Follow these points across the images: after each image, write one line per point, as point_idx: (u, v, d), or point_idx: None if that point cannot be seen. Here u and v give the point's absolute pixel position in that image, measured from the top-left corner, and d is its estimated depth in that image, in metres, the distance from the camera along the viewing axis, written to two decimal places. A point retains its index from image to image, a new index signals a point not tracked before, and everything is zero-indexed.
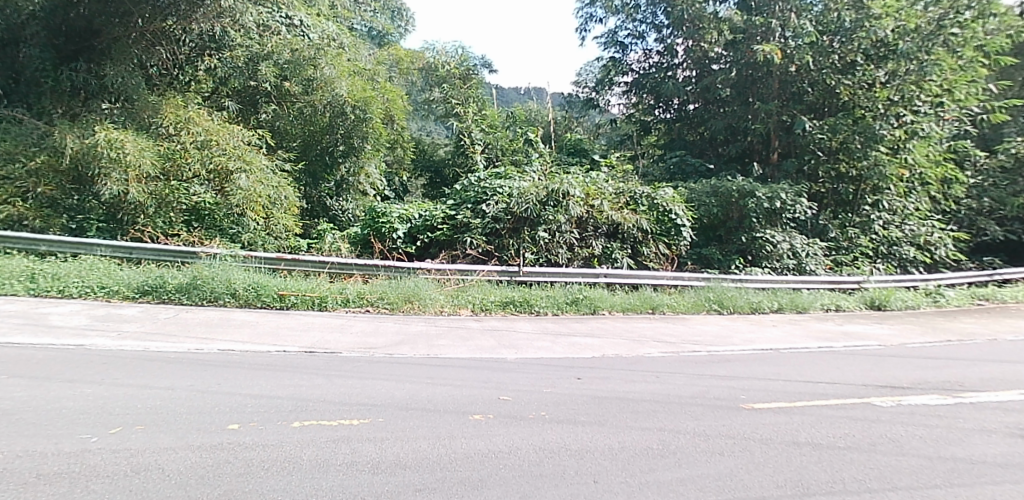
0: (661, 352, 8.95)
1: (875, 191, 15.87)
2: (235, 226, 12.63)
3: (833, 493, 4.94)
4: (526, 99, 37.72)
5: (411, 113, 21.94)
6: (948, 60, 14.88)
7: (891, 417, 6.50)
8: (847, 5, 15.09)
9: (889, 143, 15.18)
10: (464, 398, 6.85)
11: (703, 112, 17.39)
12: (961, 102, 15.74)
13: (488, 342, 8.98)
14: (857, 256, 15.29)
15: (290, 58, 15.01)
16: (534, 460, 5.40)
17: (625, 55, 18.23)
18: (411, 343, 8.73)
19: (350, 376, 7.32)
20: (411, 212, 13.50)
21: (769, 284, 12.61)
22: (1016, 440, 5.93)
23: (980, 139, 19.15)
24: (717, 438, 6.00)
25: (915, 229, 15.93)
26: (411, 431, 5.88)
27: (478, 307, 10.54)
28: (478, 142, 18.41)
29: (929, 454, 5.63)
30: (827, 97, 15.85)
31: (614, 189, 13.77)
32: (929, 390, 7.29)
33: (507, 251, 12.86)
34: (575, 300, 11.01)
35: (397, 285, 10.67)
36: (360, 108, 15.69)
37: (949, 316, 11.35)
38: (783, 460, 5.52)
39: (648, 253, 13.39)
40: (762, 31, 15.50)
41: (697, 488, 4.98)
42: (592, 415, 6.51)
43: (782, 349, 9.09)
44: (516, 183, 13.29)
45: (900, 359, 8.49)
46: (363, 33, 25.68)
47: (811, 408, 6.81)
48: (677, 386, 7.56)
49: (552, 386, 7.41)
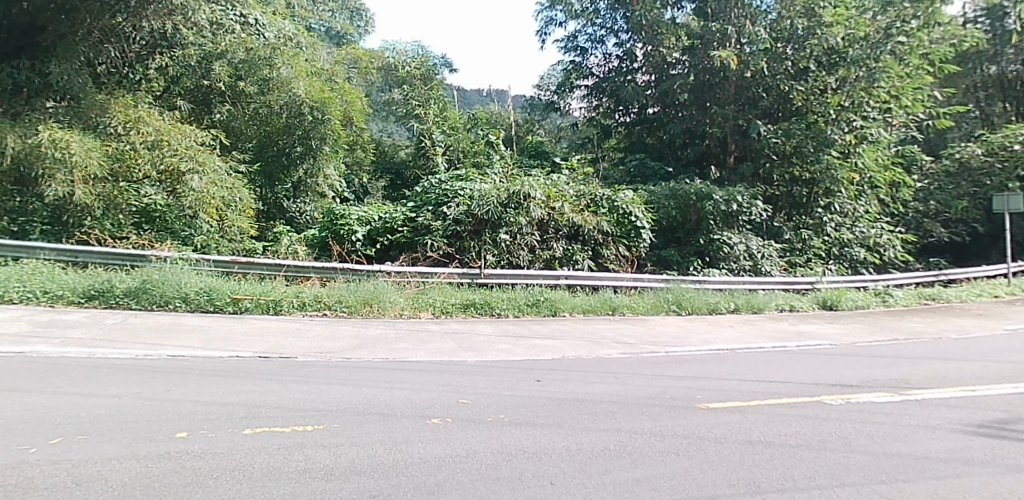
0: (621, 353, 9.03)
1: (827, 194, 16.31)
2: (187, 229, 12.43)
3: (784, 491, 5.02)
4: (487, 101, 37.86)
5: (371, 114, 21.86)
6: (895, 67, 15.34)
7: (840, 415, 6.67)
8: (800, 12, 15.54)
9: (840, 147, 15.67)
10: (423, 402, 6.80)
11: (662, 116, 17.40)
12: (908, 108, 16.31)
13: (447, 345, 8.94)
14: (811, 257, 15.73)
15: (244, 58, 14.79)
16: (491, 464, 5.37)
17: (585, 59, 18.31)
18: (370, 347, 8.64)
19: (306, 381, 7.21)
20: (371, 214, 13.39)
21: (727, 285, 12.86)
22: (959, 435, 6.12)
23: (926, 146, 20.95)
24: (672, 438, 6.06)
25: (865, 231, 16.42)
26: (366, 436, 5.81)
27: (438, 310, 10.47)
28: (440, 143, 18.43)
29: (876, 451, 5.78)
30: (781, 103, 16.16)
31: (574, 191, 13.78)
32: (877, 388, 7.49)
33: (469, 253, 12.80)
34: (536, 302, 11.03)
35: (356, 288, 10.55)
36: (318, 109, 15.53)
37: (897, 316, 11.69)
38: (735, 459, 5.61)
39: (609, 255, 13.50)
40: (718, 37, 15.69)
41: (652, 488, 5.02)
42: (549, 417, 6.52)
43: (738, 349, 9.25)
44: (477, 186, 13.25)
45: (850, 358, 8.71)
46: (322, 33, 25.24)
47: (763, 407, 6.94)
48: (634, 387, 7.63)
49: (510, 388, 7.40)
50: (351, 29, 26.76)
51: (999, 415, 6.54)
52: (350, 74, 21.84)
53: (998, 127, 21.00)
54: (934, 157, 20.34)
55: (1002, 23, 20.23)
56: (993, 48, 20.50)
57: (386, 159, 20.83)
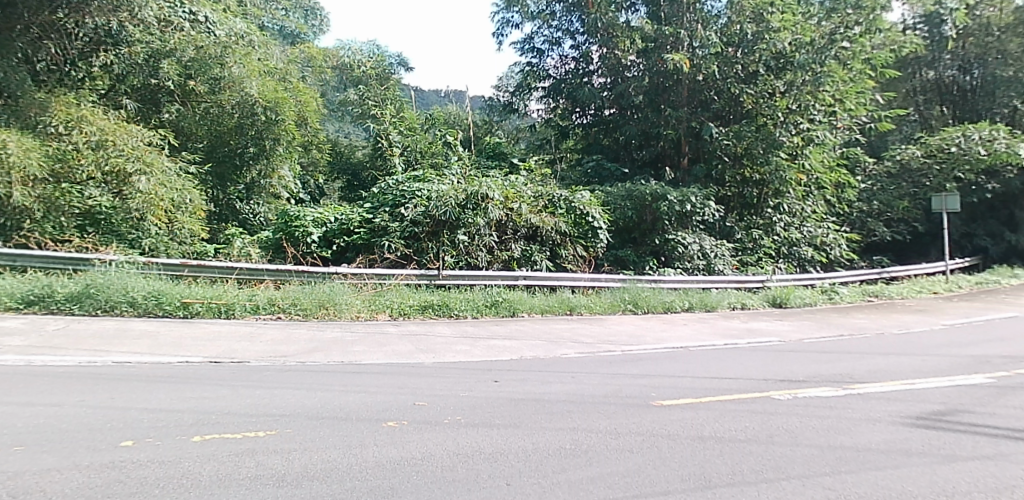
0: (578, 352, 9.13)
1: (777, 194, 16.73)
2: (135, 232, 12.08)
3: (733, 485, 5.15)
4: (445, 101, 37.88)
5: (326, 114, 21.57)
6: (840, 72, 15.86)
7: (787, 410, 6.87)
8: (749, 18, 15.85)
9: (788, 149, 16.09)
10: (379, 405, 6.76)
11: (619, 117, 17.56)
12: (852, 111, 16.89)
13: (405, 347, 8.90)
14: (761, 256, 16.16)
15: (194, 56, 14.33)
16: (447, 465, 5.38)
17: (542, 60, 18.41)
18: (325, 350, 8.55)
19: (259, 386, 7.10)
20: (326, 215, 13.28)
21: (681, 284, 13.13)
22: (899, 427, 6.36)
23: (868, 147, 21.94)
24: (625, 436, 6.15)
25: (812, 231, 16.94)
26: (320, 441, 5.75)
27: (396, 312, 10.40)
28: (396, 144, 18.31)
29: (821, 444, 5.97)
30: (732, 105, 16.53)
31: (532, 193, 13.87)
32: (823, 383, 7.74)
33: (427, 254, 12.80)
34: (495, 303, 11.06)
35: (312, 291, 10.42)
36: (271, 109, 15.46)
37: (843, 312, 12.08)
38: (687, 455, 5.73)
39: (567, 255, 13.62)
40: (671, 40, 15.88)
41: (606, 485, 5.09)
42: (506, 417, 6.55)
43: (692, 347, 9.44)
44: (435, 186, 13.22)
45: (798, 354, 8.97)
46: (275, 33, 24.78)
47: (715, 404, 7.10)
48: (590, 386, 7.71)
49: (468, 390, 7.41)
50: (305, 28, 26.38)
51: (937, 407, 6.82)
52: (304, 73, 21.49)
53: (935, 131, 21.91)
54: (877, 157, 21.42)
55: (938, 31, 20.81)
56: (931, 54, 21.46)
57: (343, 160, 20.62)
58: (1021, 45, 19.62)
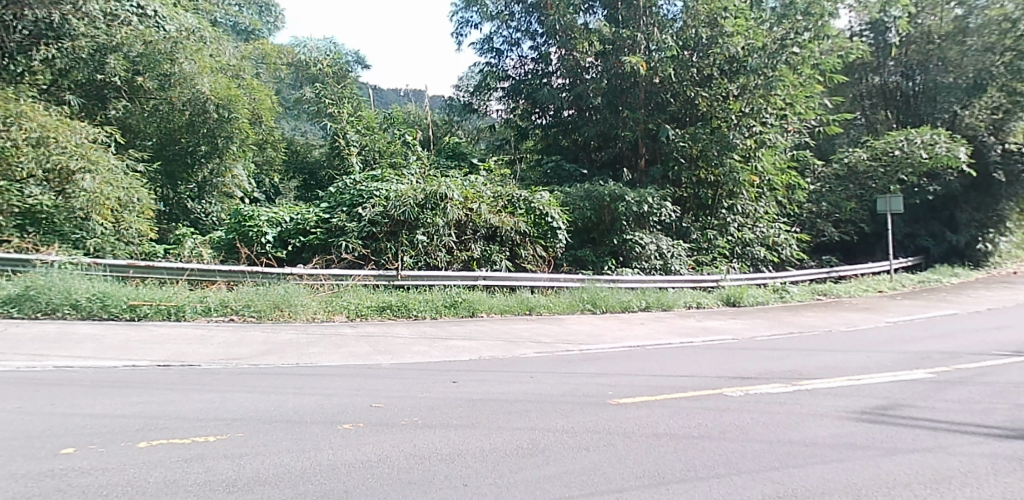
0: (537, 352, 9.17)
1: (731, 196, 17.10)
2: (79, 232, 11.58)
3: (685, 480, 5.24)
4: (404, 100, 37.72)
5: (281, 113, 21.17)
6: (790, 76, 16.27)
7: (739, 406, 7.03)
8: (704, 22, 16.21)
9: (742, 151, 16.44)
10: (334, 408, 6.67)
11: (578, 119, 17.65)
12: (801, 115, 17.37)
13: (362, 349, 8.81)
14: (716, 256, 16.55)
15: (143, 51, 13.93)
16: (403, 467, 5.34)
17: (501, 61, 18.43)
18: (280, 352, 8.40)
19: (210, 389, 6.94)
20: (281, 215, 13.12)
21: (638, 284, 13.30)
22: (845, 421, 6.56)
23: (817, 149, 22.57)
24: (582, 435, 6.20)
25: (765, 231, 17.37)
26: (273, 445, 5.65)
27: (353, 313, 10.29)
28: (354, 143, 18.11)
29: (771, 439, 6.12)
30: (687, 108, 16.82)
31: (492, 193, 13.87)
32: (774, 380, 7.93)
33: (385, 254, 12.67)
34: (454, 304, 11.02)
35: (266, 292, 10.23)
36: (225, 107, 15.14)
37: (794, 311, 12.42)
38: (642, 452, 5.80)
39: (526, 255, 13.66)
40: (629, 44, 16.13)
41: (562, 484, 5.11)
42: (463, 418, 6.54)
43: (648, 345, 9.58)
44: (393, 186, 13.15)
45: (751, 352, 9.18)
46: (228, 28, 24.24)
47: (669, 401, 7.22)
48: (548, 385, 7.75)
49: (425, 390, 7.39)
50: (260, 24, 25.89)
51: (880, 401, 7.06)
52: (258, 70, 21.07)
53: (880, 135, 22.83)
54: (825, 160, 22.14)
55: (883, 38, 21.48)
56: (876, 60, 22.17)
57: (298, 158, 20.25)
58: (960, 53, 20.41)
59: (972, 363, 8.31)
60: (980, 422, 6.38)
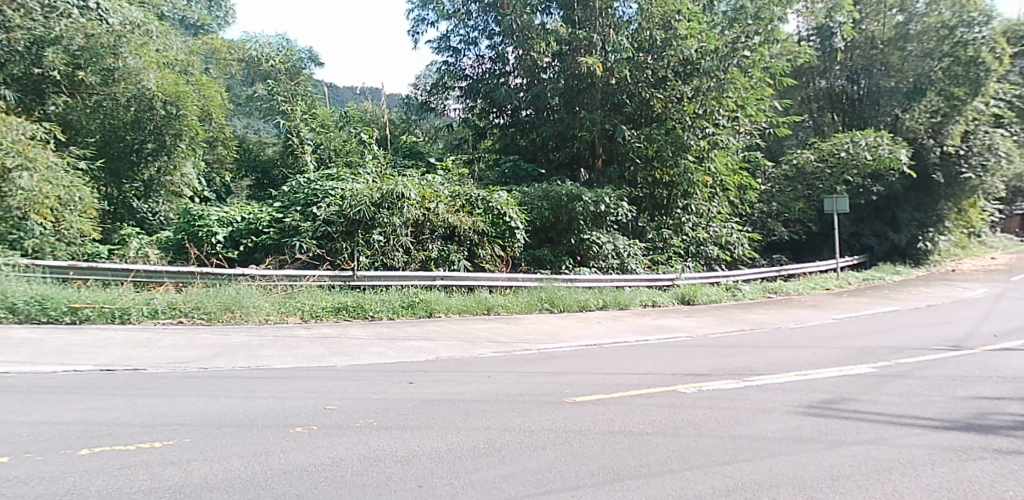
0: (495, 351, 9.17)
1: (685, 196, 17.43)
2: (15, 232, 11.06)
3: (639, 477, 5.30)
4: (359, 98, 37.33)
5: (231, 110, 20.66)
6: (741, 79, 16.67)
7: (692, 403, 7.15)
8: (658, 25, 16.44)
9: (695, 152, 16.77)
10: (287, 411, 6.55)
11: (535, 118, 17.72)
12: (752, 116, 17.78)
13: (316, 350, 8.67)
14: (671, 255, 16.82)
15: (84, 45, 13.47)
16: (358, 470, 5.28)
17: (458, 60, 18.33)
18: (231, 355, 8.21)
19: (157, 394, 6.74)
20: (232, 215, 12.89)
21: (596, 283, 13.44)
22: (793, 415, 6.74)
23: (767, 151, 23.10)
24: (538, 433, 6.23)
25: (718, 231, 17.75)
26: (222, 450, 5.51)
27: (308, 314, 10.13)
28: (308, 142, 17.83)
29: (722, 434, 6.24)
30: (642, 109, 17.03)
31: (449, 192, 13.80)
32: (727, 376, 8.10)
33: (341, 255, 12.50)
34: (411, 304, 10.94)
35: (216, 294, 9.99)
36: (172, 104, 14.82)
37: (746, 308, 12.71)
38: (597, 449, 5.85)
39: (484, 255, 13.63)
40: (585, 44, 16.43)
41: (518, 483, 5.12)
42: (418, 419, 6.49)
43: (605, 344, 9.67)
44: (348, 186, 13.01)
45: (704, 349, 9.35)
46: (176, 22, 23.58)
47: (625, 399, 7.30)
48: (504, 385, 7.76)
49: (380, 392, 7.30)
50: (210, 19, 25.29)
51: (827, 396, 7.28)
52: (207, 65, 20.52)
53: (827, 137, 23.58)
54: (775, 161, 22.76)
55: (829, 43, 22.34)
56: (821, 64, 23.03)
57: (251, 157, 19.92)
58: (901, 58, 21.16)
59: (911, 358, 8.65)
60: (920, 414, 6.63)
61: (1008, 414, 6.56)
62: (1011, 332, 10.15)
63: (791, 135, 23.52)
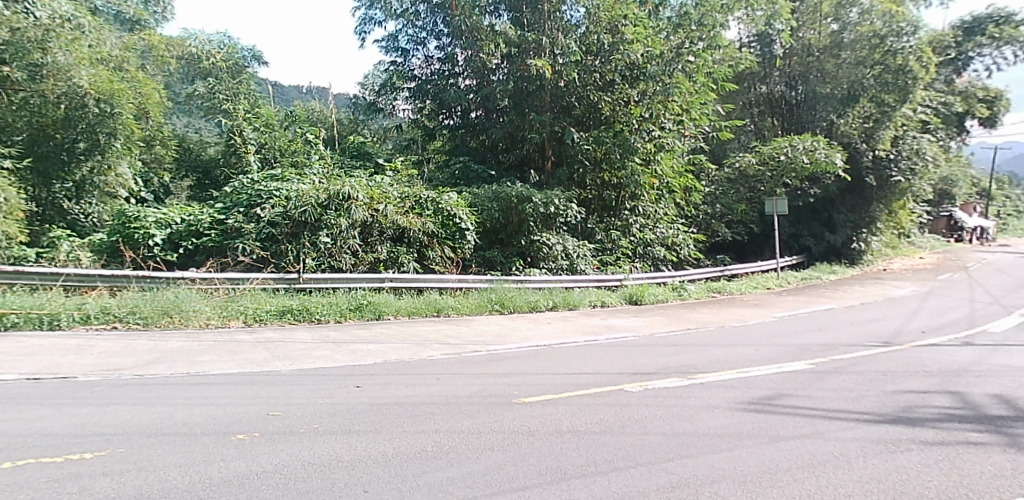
0: (444, 353, 9.12)
1: (633, 197, 17.73)
2: None
3: (585, 476, 5.35)
4: (306, 97, 36.61)
5: (170, 108, 20.01)
6: (686, 83, 17.08)
7: (639, 401, 7.26)
8: (605, 29, 16.66)
9: (642, 155, 17.09)
10: (228, 417, 6.37)
11: (485, 120, 17.74)
12: (696, 120, 18.20)
13: (260, 355, 8.46)
14: (619, 256, 17.10)
15: (9, 39, 12.98)
16: (302, 476, 5.18)
17: (407, 60, 18.18)
18: (169, 361, 7.94)
19: (88, 403, 6.46)
20: (171, 216, 12.50)
21: (546, 283, 13.54)
22: (734, 412, 6.92)
23: (711, 154, 23.73)
24: (486, 435, 6.22)
25: (665, 232, 18.09)
26: (158, 460, 5.32)
27: (251, 318, 9.88)
28: (252, 142, 17.45)
29: (667, 432, 6.36)
30: (591, 112, 17.26)
31: (399, 194, 13.66)
32: (672, 375, 8.25)
33: (286, 257, 12.23)
34: (359, 306, 10.80)
35: (154, 298, 9.67)
36: (106, 101, 14.07)
37: (692, 308, 13.00)
38: (545, 450, 5.88)
39: (434, 256, 13.59)
40: (534, 47, 16.37)
41: (466, 485, 5.10)
42: (365, 424, 6.40)
43: (554, 344, 9.74)
44: (294, 186, 12.75)
45: (651, 348, 9.51)
46: (111, 17, 22.68)
47: (573, 399, 7.36)
48: (453, 387, 7.72)
49: (326, 397, 7.17)
50: (147, 14, 24.37)
51: (767, 392, 7.50)
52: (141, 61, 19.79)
53: (768, 141, 24.30)
54: (718, 164, 23.44)
55: (768, 50, 23.13)
56: (762, 71, 23.66)
57: (191, 157, 19.36)
58: (836, 66, 21.89)
59: (846, 354, 8.99)
60: (854, 408, 6.90)
61: (935, 407, 6.88)
62: (937, 328, 10.68)
63: (734, 138, 24.11)
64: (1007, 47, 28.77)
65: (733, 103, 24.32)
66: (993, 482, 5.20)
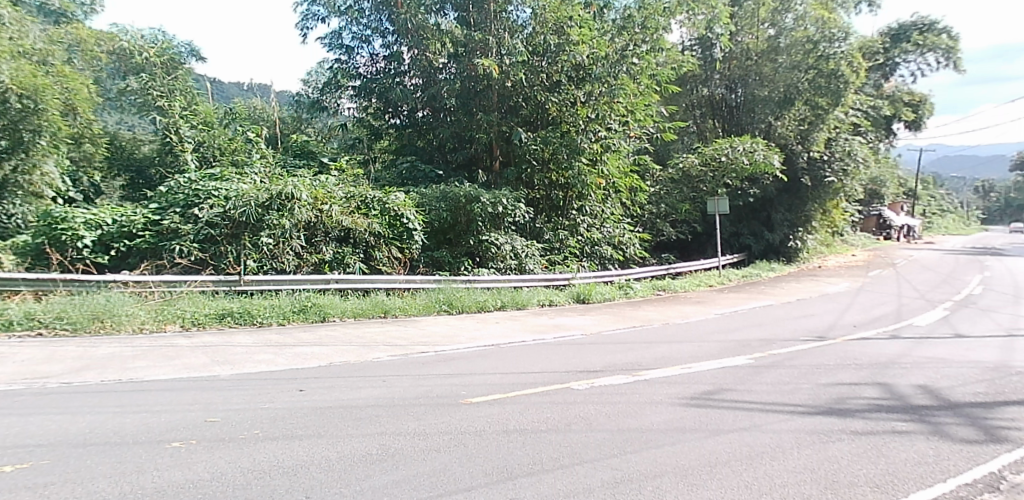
0: (390, 355, 9.01)
1: (580, 197, 17.91)
2: None
3: (531, 474, 5.37)
4: (249, 94, 35.80)
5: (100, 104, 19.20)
6: (630, 85, 17.37)
7: (585, 399, 7.33)
8: (551, 30, 16.80)
9: (589, 155, 17.29)
10: (163, 425, 6.14)
11: (432, 119, 17.65)
12: (641, 121, 18.53)
13: (198, 360, 8.19)
14: (567, 256, 17.29)
15: None
16: (240, 483, 5.03)
17: (352, 58, 17.89)
18: (101, 368, 7.61)
19: (10, 414, 6.13)
20: (102, 216, 11.99)
21: (495, 283, 13.55)
22: (677, 407, 7.05)
23: (655, 154, 24.20)
24: (433, 436, 6.18)
25: (611, 231, 18.33)
26: (86, 471, 5.09)
27: (188, 322, 9.56)
28: (188, 140, 16.89)
29: (612, 428, 6.44)
30: (538, 112, 17.30)
31: (344, 193, 13.41)
32: (618, 372, 8.36)
33: (225, 258, 11.93)
34: (303, 309, 10.57)
35: (83, 302, 9.26)
36: (29, 97, 13.42)
37: (637, 306, 13.22)
38: (491, 449, 5.88)
39: (381, 257, 13.41)
40: (481, 46, 16.38)
41: (411, 488, 5.05)
42: (308, 428, 6.26)
43: (502, 344, 9.74)
44: (234, 186, 12.46)
45: (597, 346, 9.62)
46: (35, 8, 21.53)
47: (520, 398, 7.38)
48: (399, 389, 7.63)
49: (267, 401, 6.98)
50: (74, 6, 23.20)
51: (709, 387, 7.68)
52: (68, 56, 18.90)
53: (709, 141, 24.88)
54: (662, 164, 23.91)
55: (709, 53, 23.76)
56: (703, 73, 24.25)
57: (123, 155, 18.60)
58: (773, 69, 22.68)
59: (784, 348, 9.29)
60: (790, 401, 7.13)
61: (864, 398, 7.18)
62: (868, 323, 11.16)
63: (677, 140, 24.63)
64: (930, 54, 30.30)
65: (676, 105, 24.89)
66: (918, 468, 5.45)
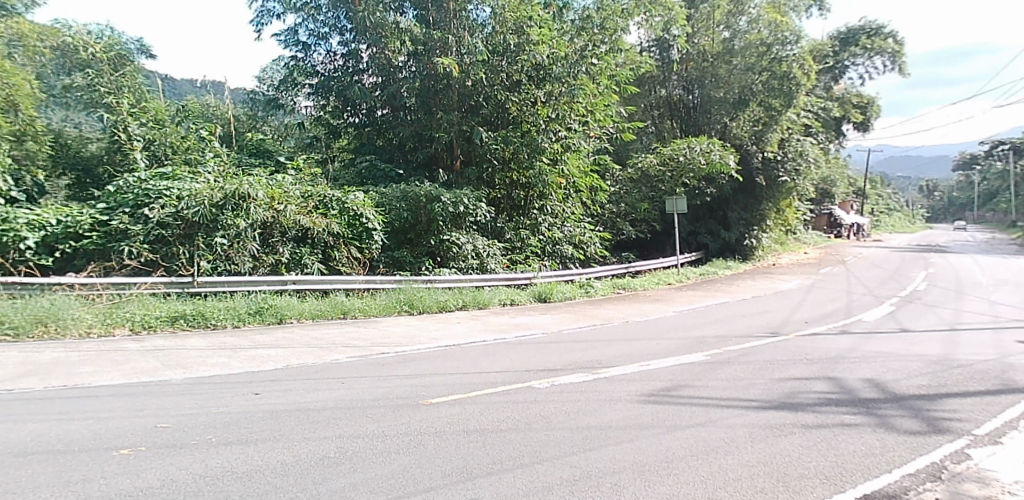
0: (349, 356, 8.90)
1: (541, 197, 18.00)
2: None
3: (490, 474, 5.36)
4: (201, 92, 34.88)
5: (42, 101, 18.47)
6: (589, 85, 17.54)
7: (545, 398, 7.35)
8: (511, 29, 16.76)
9: (549, 154, 17.38)
10: (111, 432, 5.94)
11: (391, 118, 17.52)
12: (601, 121, 18.73)
13: (148, 364, 7.95)
14: (529, 255, 17.35)
15: None
16: (192, 490, 4.91)
17: (308, 55, 17.54)
18: (45, 374, 7.33)
19: None
20: (46, 216, 11.50)
21: (455, 282, 13.51)
22: (635, 404, 7.12)
23: (614, 154, 24.43)
24: (392, 438, 6.12)
25: (572, 230, 18.44)
26: (27, 482, 4.90)
27: (138, 326, 9.29)
28: (138, 138, 16.38)
29: (571, 426, 6.47)
30: (499, 112, 17.35)
31: (300, 193, 13.20)
32: (577, 370, 8.40)
33: (178, 260, 11.68)
34: (259, 310, 10.38)
35: (26, 307, 8.93)
36: None
37: (597, 304, 13.34)
38: (450, 450, 5.85)
39: (340, 257, 13.28)
40: (440, 45, 16.31)
41: (369, 491, 4.99)
42: (263, 432, 6.14)
43: (463, 344, 9.71)
44: (186, 185, 12.15)
45: (558, 345, 9.66)
46: None
47: (480, 397, 7.36)
48: (357, 391, 7.54)
49: (221, 405, 6.82)
50: None
51: (667, 384, 7.78)
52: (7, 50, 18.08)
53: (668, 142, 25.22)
54: (621, 164, 24.15)
55: (666, 54, 24.09)
56: (661, 74, 24.58)
57: (69, 153, 17.82)
58: (728, 71, 22.95)
59: (739, 345, 9.47)
60: (745, 396, 7.27)
61: (815, 392, 7.37)
62: (819, 319, 11.46)
63: (636, 139, 24.93)
64: (877, 58, 31.25)
65: (634, 105, 25.17)
66: (866, 460, 5.62)
